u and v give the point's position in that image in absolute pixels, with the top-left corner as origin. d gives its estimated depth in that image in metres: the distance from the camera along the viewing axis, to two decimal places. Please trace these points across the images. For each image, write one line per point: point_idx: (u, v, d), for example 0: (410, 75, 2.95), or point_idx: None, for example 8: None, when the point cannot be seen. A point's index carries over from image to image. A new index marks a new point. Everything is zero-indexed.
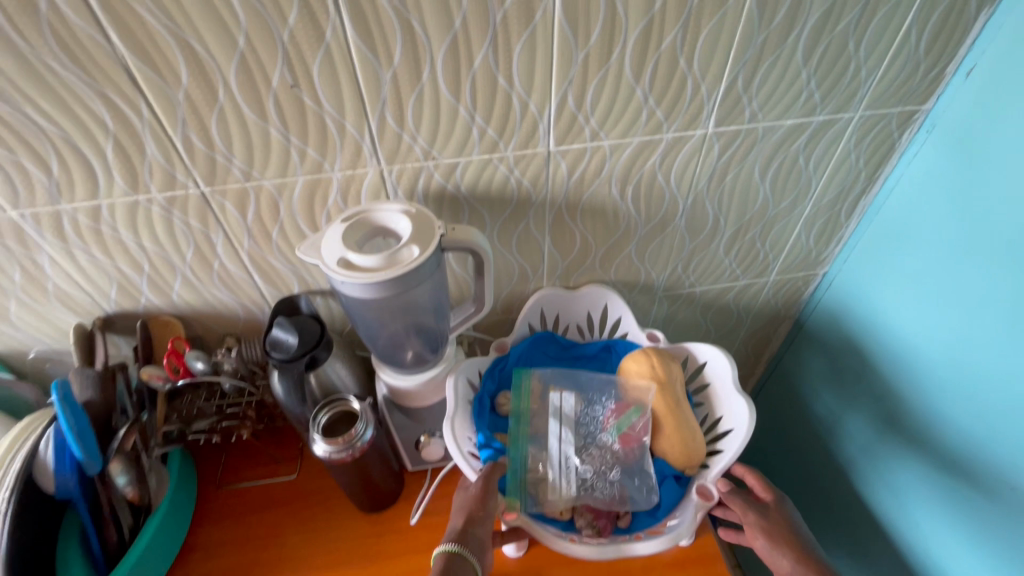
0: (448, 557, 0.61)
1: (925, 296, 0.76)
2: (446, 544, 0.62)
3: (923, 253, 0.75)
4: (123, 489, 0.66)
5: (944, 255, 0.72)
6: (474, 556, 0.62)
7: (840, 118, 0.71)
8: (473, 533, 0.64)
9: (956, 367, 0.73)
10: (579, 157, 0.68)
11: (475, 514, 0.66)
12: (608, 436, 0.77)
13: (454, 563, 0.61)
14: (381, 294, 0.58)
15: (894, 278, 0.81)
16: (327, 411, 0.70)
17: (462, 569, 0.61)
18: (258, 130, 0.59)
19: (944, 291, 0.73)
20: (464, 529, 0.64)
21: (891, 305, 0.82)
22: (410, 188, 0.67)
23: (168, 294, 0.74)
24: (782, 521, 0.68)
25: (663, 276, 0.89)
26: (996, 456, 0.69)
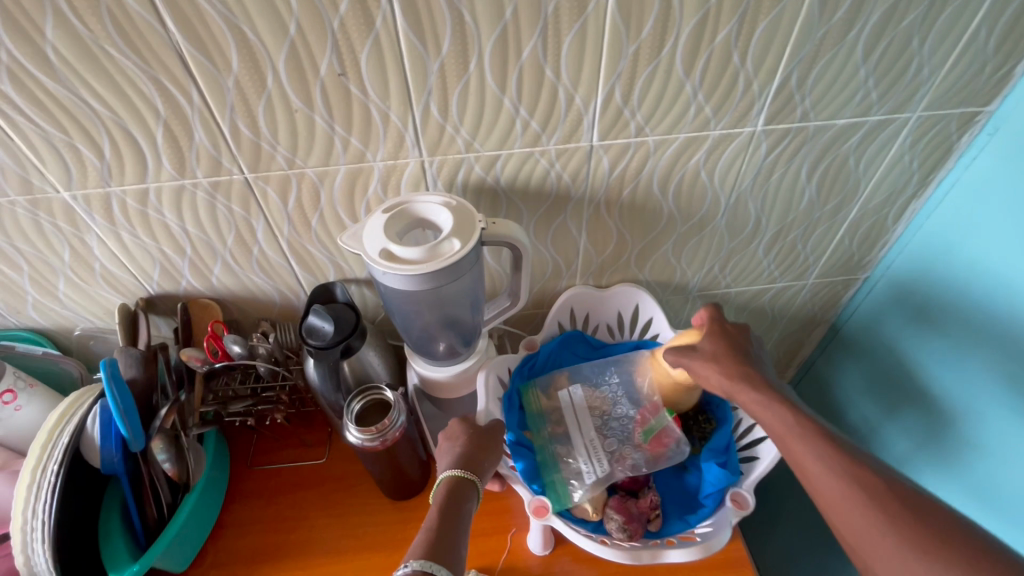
0: (457, 484, 0.60)
1: (976, 316, 0.74)
2: (455, 472, 0.61)
3: (975, 270, 0.73)
4: (164, 466, 0.68)
5: (999, 268, 0.69)
6: (479, 483, 0.62)
7: (896, 119, 0.68)
8: (483, 465, 0.64)
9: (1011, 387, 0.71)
10: (621, 152, 0.67)
11: (485, 447, 0.65)
12: (625, 408, 0.78)
13: (461, 484, 0.61)
14: (422, 285, 0.58)
15: (941, 293, 0.78)
16: (360, 399, 0.71)
17: (467, 490, 0.60)
18: (303, 118, 0.59)
19: (997, 312, 0.71)
20: (473, 459, 0.64)
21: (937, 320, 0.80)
22: (450, 181, 0.67)
23: (208, 278, 0.76)
24: (725, 339, 0.65)
25: (698, 275, 0.88)
26: None
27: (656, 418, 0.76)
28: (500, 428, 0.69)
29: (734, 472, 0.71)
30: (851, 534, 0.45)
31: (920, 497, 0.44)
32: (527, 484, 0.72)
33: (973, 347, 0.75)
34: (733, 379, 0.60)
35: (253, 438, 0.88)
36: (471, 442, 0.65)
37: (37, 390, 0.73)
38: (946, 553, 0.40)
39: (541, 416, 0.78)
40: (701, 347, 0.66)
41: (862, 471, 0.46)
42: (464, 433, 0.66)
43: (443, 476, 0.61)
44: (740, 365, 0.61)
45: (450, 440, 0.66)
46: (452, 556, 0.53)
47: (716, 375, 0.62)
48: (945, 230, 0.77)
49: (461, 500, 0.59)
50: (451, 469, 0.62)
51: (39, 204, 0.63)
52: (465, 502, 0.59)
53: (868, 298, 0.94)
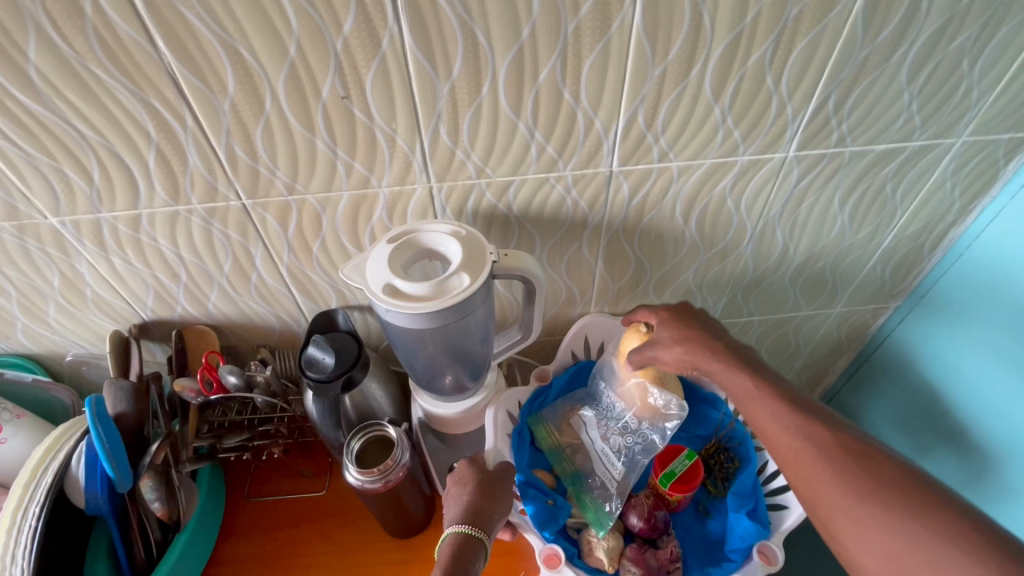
0: (464, 541, 0.56)
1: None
2: (462, 527, 0.57)
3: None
4: (153, 506, 0.64)
5: None
6: (487, 540, 0.57)
7: (939, 144, 0.64)
8: (491, 519, 0.59)
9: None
10: (643, 178, 0.63)
11: (494, 497, 0.61)
12: (619, 405, 0.72)
13: (469, 544, 0.56)
14: (428, 323, 0.54)
15: (989, 336, 0.72)
16: (361, 437, 0.67)
17: (475, 550, 0.56)
18: (304, 142, 0.55)
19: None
20: (482, 510, 0.59)
21: (984, 363, 0.74)
22: (459, 208, 0.63)
23: (204, 304, 0.72)
24: (680, 315, 0.64)
25: (720, 303, 0.83)
26: None
27: (678, 461, 0.70)
28: (510, 470, 0.66)
29: (763, 523, 0.66)
30: (807, 492, 0.46)
31: (870, 449, 0.45)
32: (537, 530, 0.65)
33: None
34: (693, 354, 0.59)
35: (250, 467, 0.84)
36: (480, 490, 0.61)
37: (26, 420, 0.70)
38: (887, 497, 0.41)
39: (554, 455, 0.74)
40: (660, 328, 0.64)
41: (816, 428, 0.47)
42: (473, 479, 0.63)
43: (449, 534, 0.57)
44: (699, 337, 0.60)
45: (459, 487, 0.62)
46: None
47: (677, 352, 0.61)
48: (995, 267, 0.70)
49: (468, 558, 0.55)
50: (459, 522, 0.58)
51: (26, 229, 0.60)
52: (472, 560, 0.55)
53: (897, 323, 0.88)
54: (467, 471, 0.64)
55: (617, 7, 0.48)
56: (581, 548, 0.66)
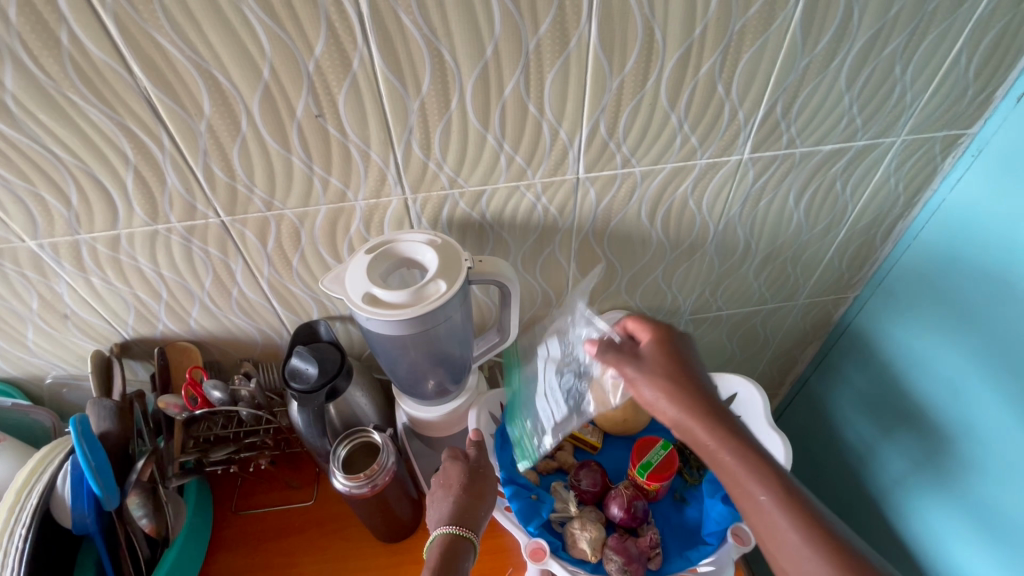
0: (449, 541, 0.58)
1: (988, 344, 0.71)
2: (448, 528, 0.59)
3: (970, 302, 0.72)
4: (141, 523, 0.65)
5: (961, 296, 0.73)
6: (475, 538, 0.59)
7: (881, 143, 0.69)
8: (477, 519, 0.61)
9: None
10: (608, 183, 0.66)
11: (478, 491, 0.63)
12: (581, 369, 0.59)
13: (457, 544, 0.58)
14: (407, 329, 0.56)
15: (965, 317, 0.73)
16: (346, 444, 0.69)
17: (463, 550, 0.58)
18: (281, 160, 0.57)
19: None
20: (465, 508, 0.61)
21: (962, 345, 0.74)
22: (434, 217, 0.66)
23: (185, 320, 0.73)
24: (673, 353, 0.52)
25: (689, 300, 0.87)
26: (1007, 492, 0.72)
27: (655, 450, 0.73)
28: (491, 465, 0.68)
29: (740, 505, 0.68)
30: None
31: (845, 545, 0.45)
32: (522, 525, 0.67)
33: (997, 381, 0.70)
34: (683, 422, 0.48)
35: (237, 481, 0.84)
36: (464, 489, 0.63)
37: (5, 444, 0.69)
38: None
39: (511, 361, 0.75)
40: (646, 356, 0.52)
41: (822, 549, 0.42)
42: (457, 477, 0.64)
43: (437, 537, 0.58)
44: (697, 396, 0.49)
45: (444, 487, 0.64)
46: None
47: (667, 409, 0.49)
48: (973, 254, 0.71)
49: (456, 557, 0.57)
50: (444, 523, 0.59)
51: (4, 253, 0.60)
52: (460, 559, 0.57)
53: (861, 316, 0.92)
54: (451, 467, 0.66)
55: (574, 24, 0.51)
56: (565, 540, 0.68)
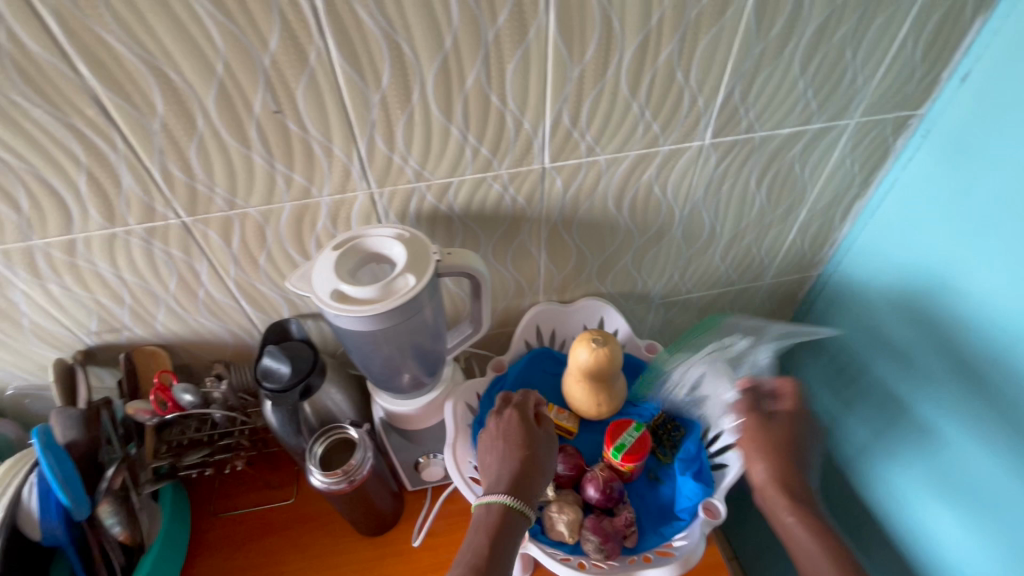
0: (510, 513, 0.57)
1: (946, 309, 0.72)
2: (511, 499, 0.58)
3: (931, 273, 0.73)
4: (114, 531, 0.64)
5: (925, 265, 0.74)
6: (528, 511, 0.58)
7: (836, 125, 0.71)
8: (531, 491, 0.60)
9: (1006, 378, 0.66)
10: (574, 172, 0.67)
11: (542, 462, 0.62)
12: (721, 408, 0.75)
13: (508, 516, 0.57)
14: (377, 325, 0.56)
15: (937, 287, 0.73)
16: (323, 441, 0.69)
17: (515, 522, 0.57)
18: (241, 157, 0.56)
19: (1004, 315, 0.64)
20: (527, 478, 0.60)
21: (932, 316, 0.74)
22: (402, 211, 0.65)
23: (151, 324, 0.71)
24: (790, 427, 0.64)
25: (659, 284, 0.89)
26: (969, 458, 0.72)
27: (628, 432, 0.73)
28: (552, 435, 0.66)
29: (707, 482, 0.73)
30: None
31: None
32: None
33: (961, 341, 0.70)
34: (769, 488, 0.61)
35: (216, 483, 0.84)
36: (528, 458, 0.62)
37: None
38: None
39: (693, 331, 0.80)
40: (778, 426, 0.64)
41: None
42: (523, 443, 0.63)
43: (492, 503, 0.58)
44: (780, 465, 0.62)
45: (506, 452, 0.63)
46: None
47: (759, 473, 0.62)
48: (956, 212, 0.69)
49: (508, 526, 0.57)
50: (505, 492, 0.58)
51: None
52: (512, 528, 0.57)
53: (837, 283, 0.93)
54: (518, 432, 0.64)
55: (532, 14, 0.51)
56: (544, 524, 0.69)
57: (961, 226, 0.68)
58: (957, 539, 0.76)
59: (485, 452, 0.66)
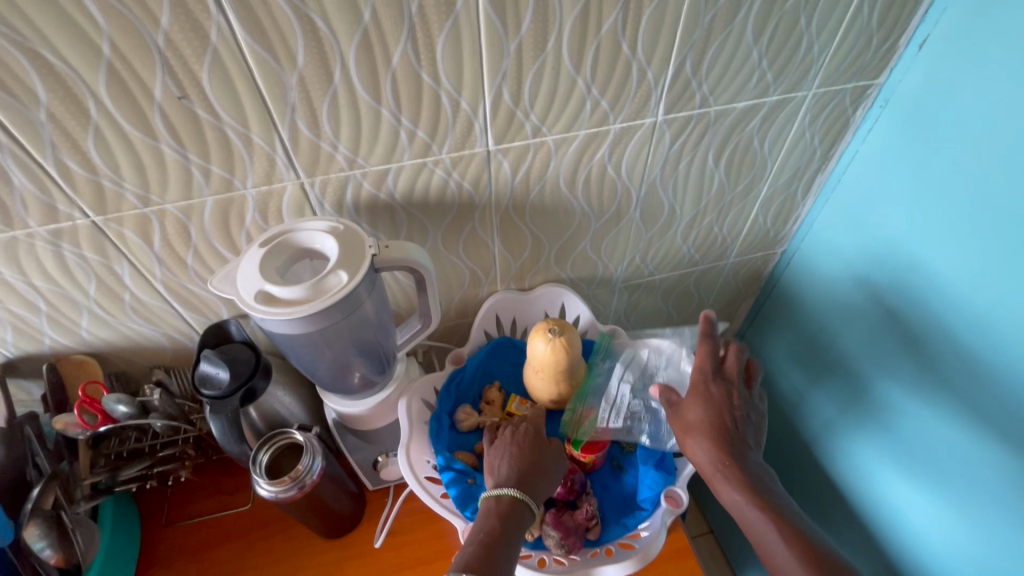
0: (517, 506, 0.57)
1: (908, 282, 0.70)
2: (519, 492, 0.58)
3: (894, 246, 0.72)
4: (45, 554, 0.59)
5: (888, 237, 0.72)
6: (534, 506, 0.58)
7: (794, 97, 0.68)
8: (539, 487, 0.60)
9: (973, 357, 0.63)
10: (521, 154, 0.63)
11: (550, 469, 0.62)
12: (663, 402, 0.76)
13: (515, 508, 0.57)
14: (309, 326, 0.52)
15: (900, 260, 0.71)
16: (268, 449, 0.65)
17: (521, 515, 0.57)
18: (147, 149, 0.51)
19: (976, 290, 0.62)
20: (537, 478, 0.60)
21: (896, 289, 0.73)
22: (338, 201, 0.61)
23: (76, 332, 0.66)
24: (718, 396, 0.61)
25: (621, 267, 0.86)
26: (931, 432, 0.71)
27: (588, 425, 0.73)
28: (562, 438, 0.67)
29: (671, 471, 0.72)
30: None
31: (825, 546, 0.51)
32: (459, 511, 0.68)
33: (930, 317, 0.68)
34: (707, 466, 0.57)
35: (167, 492, 0.80)
36: (537, 459, 0.62)
37: None
38: None
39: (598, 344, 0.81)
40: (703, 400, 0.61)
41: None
42: (536, 446, 0.63)
43: (500, 494, 0.57)
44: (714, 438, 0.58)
45: (515, 450, 0.63)
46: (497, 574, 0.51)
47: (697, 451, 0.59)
48: (929, 183, 0.65)
49: (515, 518, 0.56)
50: (516, 486, 0.58)
51: None
52: (518, 521, 0.56)
53: (802, 260, 0.91)
54: (530, 437, 0.64)
55: None
56: None
57: (923, 197, 0.66)
58: (916, 514, 0.76)
59: (490, 454, 0.64)
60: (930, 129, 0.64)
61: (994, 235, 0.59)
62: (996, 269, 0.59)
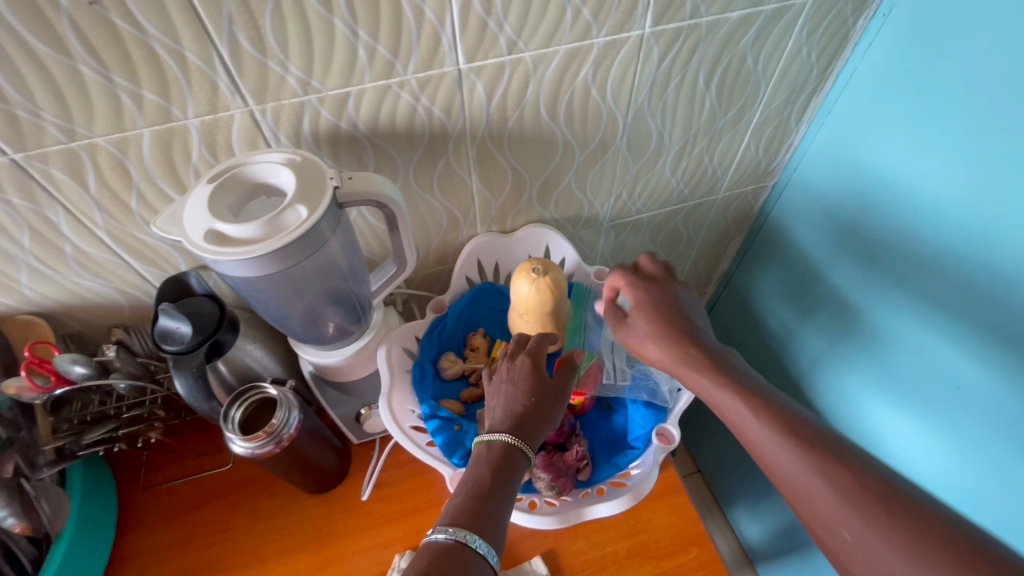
0: (511, 452, 0.52)
1: (903, 207, 0.68)
2: (514, 439, 0.53)
3: (892, 169, 0.68)
4: (6, 524, 0.56)
5: (886, 160, 0.69)
6: (531, 452, 0.53)
7: (792, 5, 0.63)
8: (537, 431, 0.55)
9: (970, 279, 0.61)
10: (497, 74, 0.57)
11: (549, 410, 0.56)
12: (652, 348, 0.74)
13: (510, 455, 0.52)
14: (269, 267, 0.47)
15: (897, 182, 0.68)
16: (241, 405, 0.62)
17: (517, 462, 0.52)
18: (62, 69, 0.44)
19: (975, 208, 0.59)
20: (535, 420, 0.55)
21: (891, 215, 0.70)
22: (295, 132, 0.55)
23: (17, 290, 0.61)
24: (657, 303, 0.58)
25: (608, 205, 0.82)
26: (921, 360, 0.70)
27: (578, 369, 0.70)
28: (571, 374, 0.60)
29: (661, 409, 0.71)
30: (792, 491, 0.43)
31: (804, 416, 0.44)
32: (446, 459, 0.66)
33: (925, 244, 0.65)
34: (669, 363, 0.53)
35: (141, 456, 0.77)
36: (537, 399, 0.56)
37: None
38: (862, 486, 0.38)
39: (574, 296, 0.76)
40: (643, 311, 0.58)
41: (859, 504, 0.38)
42: (536, 383, 0.57)
43: (492, 441, 0.52)
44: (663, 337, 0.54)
45: (513, 389, 0.57)
46: (489, 529, 0.47)
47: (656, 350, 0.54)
48: (932, 97, 0.61)
49: (509, 466, 0.52)
50: (510, 432, 0.53)
51: None
52: (512, 468, 0.52)
53: (792, 192, 0.88)
54: (529, 374, 0.58)
55: None
56: None
57: (925, 113, 0.62)
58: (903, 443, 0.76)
59: (489, 392, 0.59)
60: (934, 38, 0.60)
61: (999, 150, 0.56)
62: (998, 184, 0.56)
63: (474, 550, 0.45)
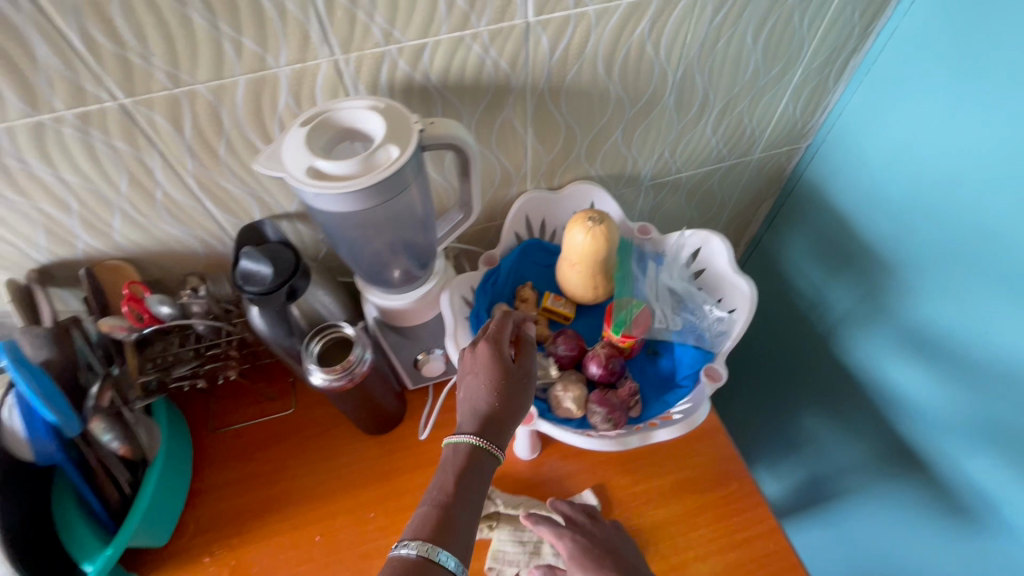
0: (478, 455, 0.54)
1: (937, 160, 0.70)
2: (479, 440, 0.54)
3: (927, 123, 0.71)
4: (111, 446, 0.62)
5: (922, 115, 0.71)
6: (497, 451, 0.55)
7: None
8: (502, 428, 0.56)
9: (1003, 226, 0.64)
10: (561, 28, 0.60)
11: (514, 404, 0.57)
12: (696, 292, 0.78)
13: (475, 458, 0.54)
14: (361, 203, 0.51)
15: (932, 135, 0.70)
16: (319, 339, 0.66)
17: (485, 465, 0.54)
18: (175, 16, 0.48)
19: (1011, 156, 0.62)
20: (499, 417, 0.56)
21: (924, 169, 0.72)
22: (374, 83, 0.59)
23: (108, 235, 0.65)
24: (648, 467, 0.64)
25: (650, 163, 0.85)
26: (951, 307, 0.73)
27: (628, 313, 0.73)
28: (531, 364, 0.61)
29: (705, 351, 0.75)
30: None
31: None
32: None
33: (959, 195, 0.68)
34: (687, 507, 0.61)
35: (210, 401, 0.82)
36: (501, 396, 0.57)
37: None
38: None
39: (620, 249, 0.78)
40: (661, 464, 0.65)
41: None
42: (498, 380, 0.57)
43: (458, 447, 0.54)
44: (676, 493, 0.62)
45: (476, 387, 0.57)
46: (456, 536, 0.49)
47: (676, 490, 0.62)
48: (971, 50, 0.63)
49: (477, 467, 0.54)
50: (475, 433, 0.55)
51: None
52: (481, 469, 0.54)
53: (825, 152, 0.90)
54: (492, 369, 0.58)
55: None
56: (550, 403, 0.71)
57: (963, 66, 0.65)
58: (929, 390, 0.80)
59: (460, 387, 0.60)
60: None
61: None
62: None
63: (439, 563, 0.46)
